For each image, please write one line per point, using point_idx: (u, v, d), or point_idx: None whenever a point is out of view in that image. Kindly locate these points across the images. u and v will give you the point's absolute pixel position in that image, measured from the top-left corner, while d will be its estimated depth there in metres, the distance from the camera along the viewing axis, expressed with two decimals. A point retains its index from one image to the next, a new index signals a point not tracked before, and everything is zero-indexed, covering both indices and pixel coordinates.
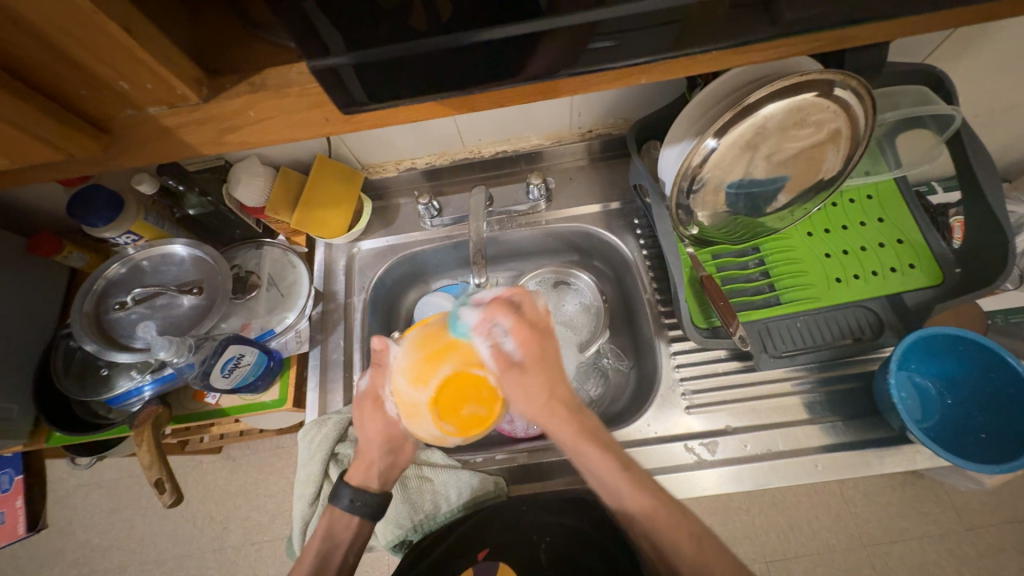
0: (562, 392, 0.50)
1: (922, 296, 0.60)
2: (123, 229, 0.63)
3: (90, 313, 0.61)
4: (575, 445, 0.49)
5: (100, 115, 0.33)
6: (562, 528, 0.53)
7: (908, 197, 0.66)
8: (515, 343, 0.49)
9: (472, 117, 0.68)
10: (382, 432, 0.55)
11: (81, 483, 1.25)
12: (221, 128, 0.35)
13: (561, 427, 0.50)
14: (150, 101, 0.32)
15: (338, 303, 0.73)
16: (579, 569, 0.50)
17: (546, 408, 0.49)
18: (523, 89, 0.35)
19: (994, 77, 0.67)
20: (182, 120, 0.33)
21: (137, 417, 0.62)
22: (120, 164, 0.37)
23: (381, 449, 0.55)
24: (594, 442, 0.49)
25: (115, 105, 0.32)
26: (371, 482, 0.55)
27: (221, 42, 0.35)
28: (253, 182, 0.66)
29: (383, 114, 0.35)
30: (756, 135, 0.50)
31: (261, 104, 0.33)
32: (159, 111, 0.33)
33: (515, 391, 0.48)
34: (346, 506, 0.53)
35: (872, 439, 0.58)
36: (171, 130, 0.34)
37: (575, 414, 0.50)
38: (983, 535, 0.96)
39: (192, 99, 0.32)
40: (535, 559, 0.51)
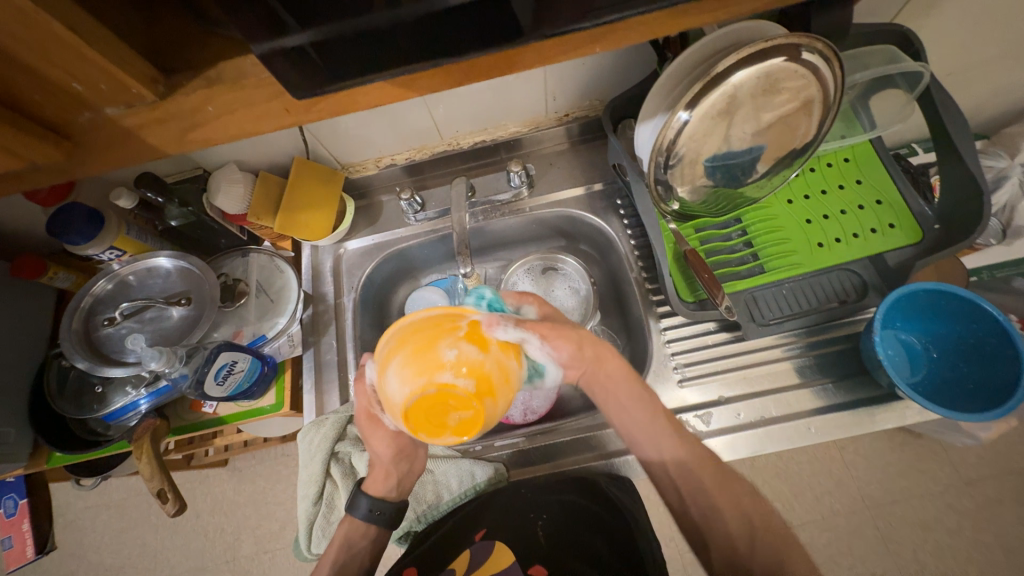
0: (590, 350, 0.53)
1: (904, 254, 0.61)
2: (105, 245, 0.63)
3: (79, 330, 0.61)
4: (626, 413, 0.53)
5: (59, 122, 0.33)
6: (561, 505, 0.56)
7: (884, 158, 0.66)
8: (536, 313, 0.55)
9: (448, 109, 0.68)
10: (391, 443, 0.55)
11: (89, 505, 1.25)
12: (183, 126, 0.35)
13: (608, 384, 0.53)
14: (107, 103, 0.32)
15: (328, 305, 0.73)
16: (574, 544, 0.54)
17: (588, 363, 0.53)
18: (486, 65, 0.35)
19: (961, 32, 0.67)
20: (143, 121, 0.33)
21: (135, 432, 0.63)
22: (87, 172, 0.37)
23: (393, 459, 0.56)
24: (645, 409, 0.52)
25: (71, 110, 0.32)
26: (388, 491, 0.56)
27: (176, 41, 0.35)
28: (232, 190, 0.65)
29: (346, 100, 0.36)
30: (728, 104, 0.50)
31: (220, 98, 0.33)
32: (116, 112, 0.33)
33: (555, 342, 0.50)
34: (364, 515, 0.54)
35: (863, 398, 0.59)
36: (132, 131, 0.34)
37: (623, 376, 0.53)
38: (982, 488, 0.98)
39: (148, 97, 0.32)
40: (533, 535, 0.55)
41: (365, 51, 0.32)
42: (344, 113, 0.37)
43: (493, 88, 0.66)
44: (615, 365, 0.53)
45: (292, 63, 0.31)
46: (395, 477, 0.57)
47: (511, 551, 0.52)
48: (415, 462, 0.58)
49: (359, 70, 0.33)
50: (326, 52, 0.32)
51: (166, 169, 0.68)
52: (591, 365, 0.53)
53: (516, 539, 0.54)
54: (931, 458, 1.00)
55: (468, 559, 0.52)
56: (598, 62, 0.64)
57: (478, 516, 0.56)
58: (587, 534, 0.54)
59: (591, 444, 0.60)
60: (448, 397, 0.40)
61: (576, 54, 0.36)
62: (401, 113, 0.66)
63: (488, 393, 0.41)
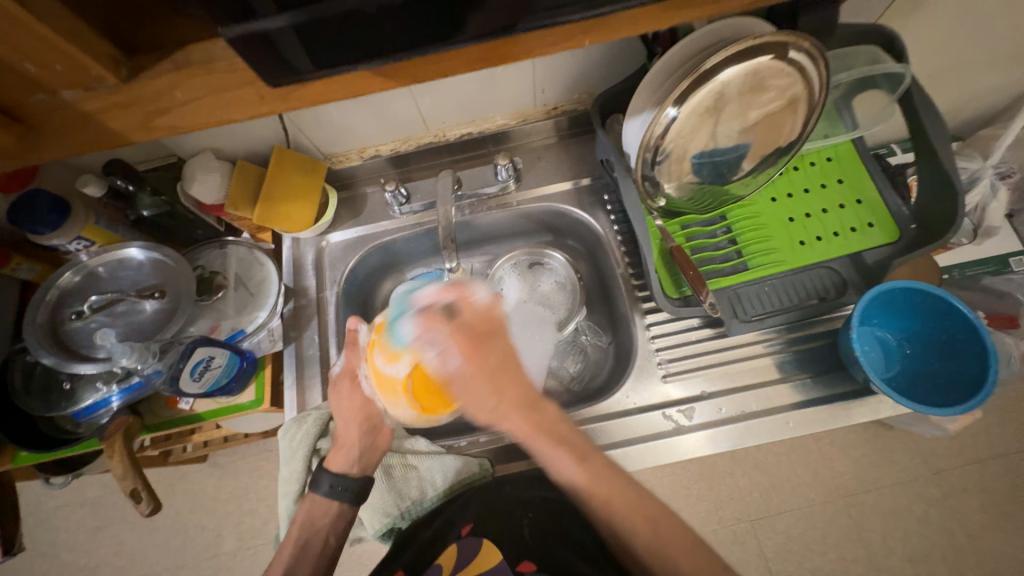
0: (509, 390, 0.48)
1: (882, 252, 0.62)
2: (72, 236, 0.60)
3: (45, 324, 0.58)
4: (530, 439, 0.48)
5: (11, 102, 0.32)
6: (546, 502, 0.56)
7: (865, 158, 0.67)
8: (457, 355, 0.48)
9: (434, 100, 0.67)
10: (361, 409, 0.56)
11: (61, 504, 1.21)
12: (148, 112, 0.33)
13: (513, 425, 0.48)
14: (62, 84, 0.31)
15: (310, 299, 0.71)
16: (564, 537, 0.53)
17: (497, 413, 0.47)
18: (474, 52, 0.35)
19: (940, 36, 0.69)
20: (103, 104, 0.33)
21: (105, 430, 0.60)
22: (41, 159, 0.35)
23: (360, 428, 0.56)
24: (548, 438, 0.48)
25: (23, 91, 0.31)
26: (351, 467, 0.55)
27: (149, 25, 0.34)
28: (209, 178, 0.63)
29: (330, 85, 0.35)
30: (716, 100, 0.50)
31: (187, 83, 0.33)
32: (73, 94, 0.32)
33: (467, 399, 0.48)
34: (326, 491, 0.54)
35: (839, 393, 0.61)
36: (92, 116, 0.33)
37: (528, 411, 0.48)
38: (949, 477, 1.02)
39: (109, 80, 0.32)
40: (518, 533, 0.53)
41: (345, 36, 0.31)
42: (322, 99, 0.36)
43: (479, 78, 0.64)
44: (515, 418, 0.47)
45: (263, 47, 0.30)
46: (357, 453, 0.56)
47: (498, 547, 0.51)
48: (382, 442, 0.57)
49: (338, 57, 0.32)
50: (295, 36, 0.30)
51: (136, 156, 0.65)
52: (510, 419, 0.48)
53: (501, 535, 0.53)
54: (902, 449, 1.04)
55: (454, 553, 0.52)
56: (587, 54, 0.63)
57: (465, 510, 0.55)
58: (575, 528, 0.54)
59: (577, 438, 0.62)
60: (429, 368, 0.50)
61: (563, 47, 0.36)
62: (385, 103, 0.65)
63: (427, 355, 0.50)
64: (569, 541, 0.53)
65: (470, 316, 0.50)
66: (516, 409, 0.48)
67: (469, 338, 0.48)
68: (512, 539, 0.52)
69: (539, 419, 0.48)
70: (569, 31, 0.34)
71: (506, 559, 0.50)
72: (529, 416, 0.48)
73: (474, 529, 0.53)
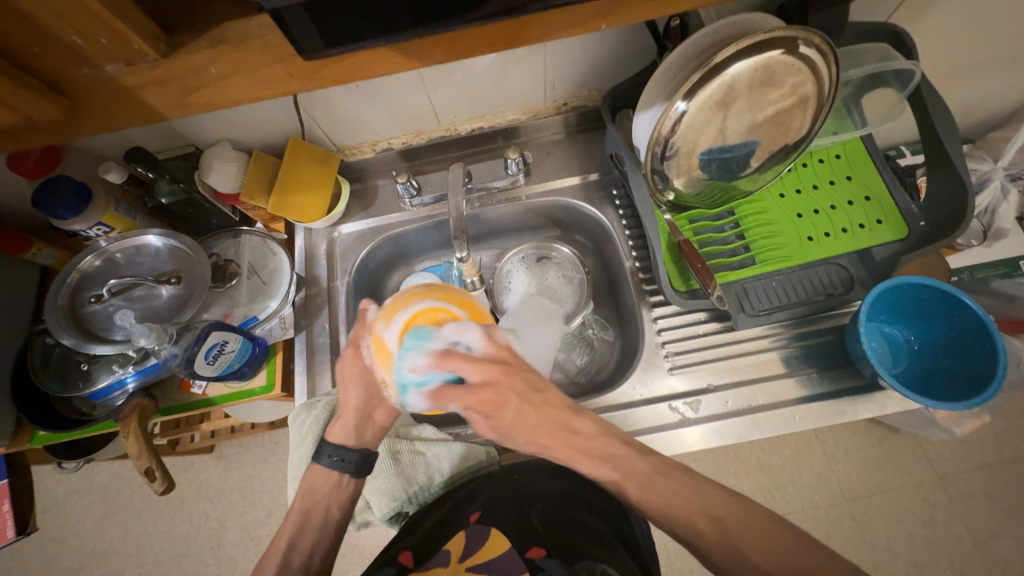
0: (546, 407, 0.49)
1: (890, 249, 0.62)
2: (93, 221, 0.61)
3: (66, 307, 0.60)
4: (572, 459, 0.49)
5: (58, 76, 0.34)
6: (555, 493, 0.57)
7: (874, 155, 0.68)
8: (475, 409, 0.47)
9: (446, 94, 0.68)
10: (360, 384, 0.55)
11: (70, 490, 1.23)
12: (185, 87, 0.35)
13: (552, 446, 0.49)
14: (107, 58, 0.33)
15: (321, 288, 0.73)
16: (574, 524, 0.54)
17: (529, 442, 0.49)
18: (490, 32, 0.36)
19: (951, 37, 0.69)
20: (142, 79, 0.35)
21: (121, 412, 0.62)
22: (83, 130, 0.37)
23: (359, 394, 0.55)
24: (589, 457, 0.49)
25: (71, 65, 0.33)
26: (348, 439, 0.55)
27: (191, 9, 0.36)
28: (225, 168, 0.64)
29: (352, 65, 0.36)
30: (725, 95, 0.51)
31: (221, 60, 0.34)
32: (117, 69, 0.34)
33: (498, 434, 0.50)
34: (327, 463, 0.55)
35: (846, 389, 0.61)
36: (132, 91, 0.35)
37: (563, 434, 0.49)
38: (956, 482, 1.01)
39: (149, 54, 0.34)
40: (527, 522, 0.55)
41: (370, 16, 0.32)
42: (344, 80, 0.37)
43: (491, 73, 0.66)
44: (550, 446, 0.49)
45: (290, 22, 0.31)
46: (356, 424, 0.56)
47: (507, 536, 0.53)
48: (380, 416, 0.57)
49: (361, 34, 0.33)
50: (320, 14, 0.31)
51: (156, 145, 0.66)
52: (553, 437, 0.49)
53: (509, 523, 0.54)
54: (908, 453, 1.04)
55: (461, 542, 0.53)
56: (597, 49, 0.64)
57: (473, 499, 0.57)
58: (583, 515, 0.55)
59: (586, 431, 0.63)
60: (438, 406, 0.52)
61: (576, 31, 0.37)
62: (399, 96, 0.66)
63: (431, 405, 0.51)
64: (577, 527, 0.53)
65: (479, 372, 0.47)
66: (548, 437, 0.49)
67: (484, 395, 0.47)
68: (519, 526, 0.54)
69: (574, 441, 0.49)
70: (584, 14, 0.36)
71: (514, 547, 0.52)
72: (566, 439, 0.49)
73: (483, 516, 0.55)
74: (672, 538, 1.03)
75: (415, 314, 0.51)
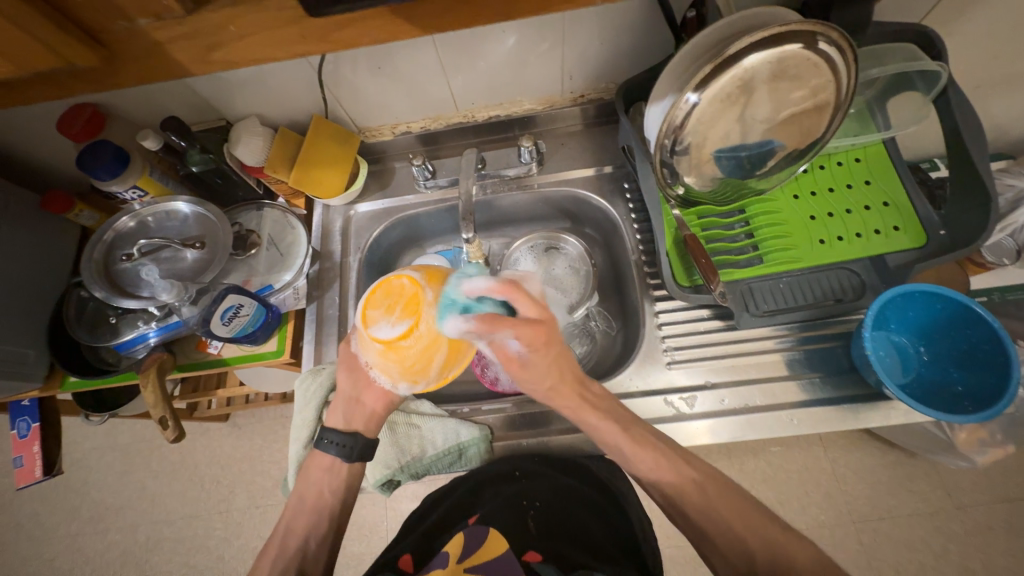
0: (568, 365, 0.51)
1: (905, 256, 0.61)
2: (128, 184, 0.66)
3: (100, 263, 0.64)
4: (582, 416, 0.52)
5: (97, 26, 0.37)
6: (557, 487, 0.61)
7: (896, 160, 0.66)
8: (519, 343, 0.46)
9: (466, 80, 0.70)
10: (347, 369, 0.57)
11: (96, 446, 1.31)
12: (208, 44, 0.38)
13: (568, 405, 0.52)
14: (139, 12, 0.36)
15: (334, 263, 0.75)
16: (571, 517, 0.60)
17: (552, 391, 0.51)
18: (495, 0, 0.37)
19: (990, 42, 0.66)
20: (166, 32, 0.37)
21: (143, 363, 0.67)
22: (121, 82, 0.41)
23: (348, 380, 0.57)
24: (598, 413, 0.52)
25: (109, 16, 0.36)
26: (338, 423, 0.57)
27: None
28: (252, 141, 0.67)
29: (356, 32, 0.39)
30: (739, 88, 0.50)
31: (241, 19, 0.37)
32: (147, 22, 0.37)
33: (526, 376, 0.50)
34: (324, 446, 0.56)
35: (849, 396, 0.59)
36: (162, 44, 0.38)
37: (579, 390, 0.52)
38: (973, 514, 0.97)
39: (176, 9, 0.36)
40: (525, 524, 0.59)
41: None
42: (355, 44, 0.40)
43: (510, 62, 0.67)
44: (568, 400, 0.51)
45: None
46: (345, 408, 0.57)
47: (503, 538, 0.57)
48: (369, 400, 0.57)
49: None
50: None
51: (190, 116, 0.70)
52: (574, 395, 0.52)
53: (508, 528, 0.58)
54: (923, 479, 1.00)
55: (462, 543, 0.58)
56: (616, 41, 0.65)
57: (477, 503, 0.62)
58: (584, 514, 0.60)
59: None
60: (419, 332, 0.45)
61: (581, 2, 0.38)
62: (420, 80, 0.68)
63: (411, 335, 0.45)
64: (574, 520, 0.60)
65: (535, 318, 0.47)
66: (567, 394, 0.51)
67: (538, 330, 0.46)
68: (518, 530, 0.58)
69: (587, 395, 0.52)
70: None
71: (512, 550, 0.56)
72: (580, 396, 0.52)
73: (483, 518, 0.60)
74: (668, 544, 1.02)
75: (406, 294, 0.46)
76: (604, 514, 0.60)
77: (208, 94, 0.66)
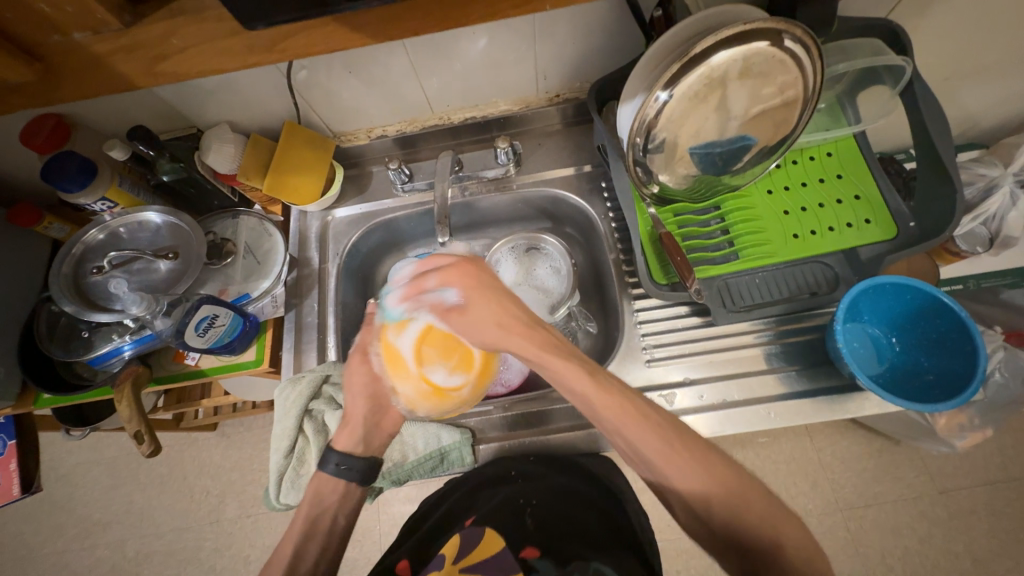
0: (512, 309, 0.49)
1: (877, 249, 0.61)
2: (98, 195, 0.64)
3: (70, 277, 0.63)
4: (540, 360, 0.47)
5: (34, 41, 0.41)
6: (552, 486, 0.60)
7: (867, 153, 0.67)
8: (452, 290, 0.51)
9: (440, 83, 0.69)
10: (366, 390, 0.60)
11: (81, 460, 1.29)
12: (152, 56, 0.41)
13: (518, 345, 0.47)
14: (75, 26, 0.40)
15: (312, 270, 0.75)
16: (571, 518, 0.57)
17: (500, 332, 0.48)
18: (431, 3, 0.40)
19: (957, 35, 0.67)
20: (107, 47, 0.41)
21: (118, 376, 0.66)
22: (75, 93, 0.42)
23: (367, 407, 0.59)
24: (556, 353, 0.47)
25: (44, 31, 0.40)
26: (355, 446, 0.58)
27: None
28: (223, 149, 0.66)
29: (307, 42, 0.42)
30: (707, 85, 0.50)
31: None
32: (84, 36, 0.41)
33: (467, 328, 0.50)
34: (332, 470, 0.56)
35: (824, 388, 0.60)
36: (104, 59, 0.42)
37: (531, 328, 0.48)
38: (956, 498, 0.99)
39: (112, 22, 0.40)
40: (522, 522, 0.56)
41: None
42: (304, 53, 0.42)
43: (483, 63, 0.67)
44: (516, 339, 0.47)
45: None
46: (362, 431, 0.59)
47: (500, 538, 0.54)
48: (387, 424, 0.61)
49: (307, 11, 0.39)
50: None
51: (160, 125, 0.69)
52: (528, 331, 0.48)
53: (505, 529, 0.55)
54: (907, 465, 1.01)
55: (457, 544, 0.55)
56: (589, 40, 0.65)
57: (472, 508, 0.61)
58: (583, 514, 0.57)
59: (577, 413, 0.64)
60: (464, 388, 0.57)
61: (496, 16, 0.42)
62: (393, 83, 0.68)
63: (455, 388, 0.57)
64: (575, 522, 0.56)
65: (450, 277, 0.51)
66: (517, 338, 0.47)
67: (464, 271, 0.51)
68: (515, 529, 0.55)
69: (544, 336, 0.48)
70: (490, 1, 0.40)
71: (508, 548, 0.52)
72: (535, 335, 0.47)
73: (479, 520, 0.57)
74: (659, 537, 1.03)
75: (464, 355, 0.57)
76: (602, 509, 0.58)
77: (177, 102, 0.65)
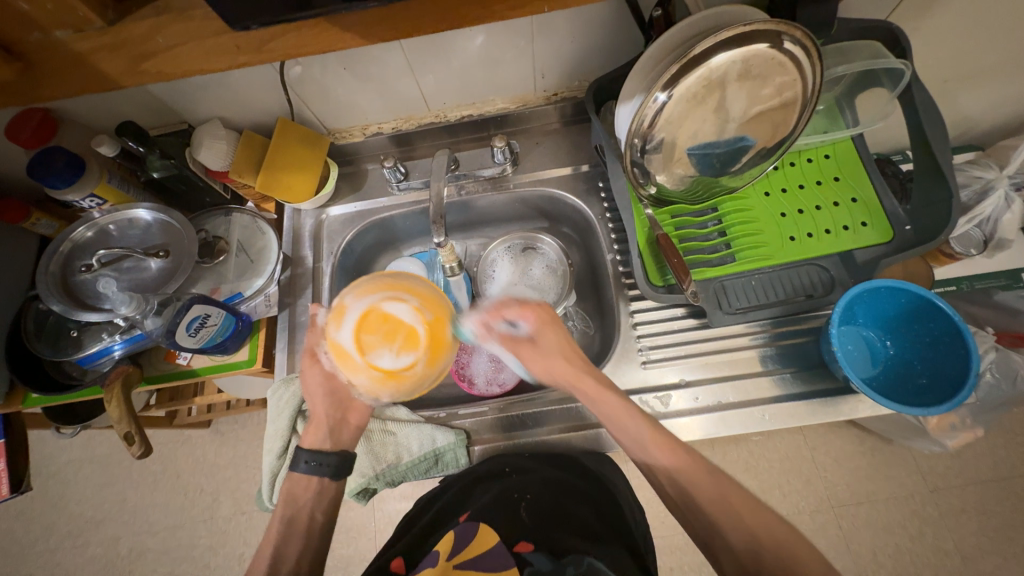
0: (576, 352, 0.56)
1: (873, 252, 0.61)
2: (86, 191, 0.63)
3: (58, 276, 0.62)
4: (603, 406, 0.52)
5: (11, 38, 0.40)
6: (546, 480, 0.61)
7: (864, 156, 0.66)
8: (524, 324, 0.56)
9: (436, 80, 0.68)
10: (324, 385, 0.59)
11: (73, 457, 1.28)
12: (137, 56, 0.41)
13: (581, 386, 0.53)
14: (55, 24, 0.39)
15: (306, 268, 0.74)
16: (563, 510, 0.59)
17: (566, 370, 0.54)
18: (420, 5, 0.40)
19: (956, 38, 0.67)
20: (91, 45, 0.40)
21: (108, 376, 0.65)
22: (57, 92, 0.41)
23: (326, 402, 0.59)
24: (616, 394, 0.52)
25: (21, 28, 0.39)
26: (325, 444, 0.57)
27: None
28: (215, 146, 0.65)
29: (293, 42, 0.41)
30: (707, 87, 0.50)
31: None
32: (64, 34, 0.40)
33: (534, 363, 0.55)
34: (303, 468, 0.56)
35: (819, 390, 0.60)
36: (85, 56, 0.41)
37: (593, 370, 0.55)
38: (947, 497, 1.00)
39: (95, 21, 0.40)
40: (517, 516, 0.58)
41: None
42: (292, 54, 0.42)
43: (480, 61, 0.66)
44: (580, 381, 0.53)
45: None
46: (329, 428, 0.59)
47: (495, 532, 0.55)
48: (354, 418, 0.60)
49: (296, 12, 0.38)
50: None
51: (150, 121, 0.68)
52: (592, 374, 0.54)
53: (500, 522, 0.57)
54: (899, 464, 1.02)
55: (451, 540, 0.55)
56: (588, 38, 0.64)
57: (461, 500, 0.62)
58: (575, 505, 0.59)
59: (571, 414, 0.63)
60: (416, 365, 0.52)
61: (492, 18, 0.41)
62: (389, 80, 0.67)
63: (410, 366, 0.52)
64: (567, 514, 0.58)
65: (529, 316, 0.56)
66: (578, 379, 0.54)
67: (540, 312, 0.57)
68: (509, 520, 0.57)
69: (603, 378, 0.54)
70: (485, 5, 0.40)
71: (504, 542, 0.54)
72: (596, 378, 0.54)
73: (473, 516, 0.58)
74: (654, 534, 1.03)
75: (405, 330, 0.52)
76: (594, 501, 0.60)
77: (168, 97, 0.64)
